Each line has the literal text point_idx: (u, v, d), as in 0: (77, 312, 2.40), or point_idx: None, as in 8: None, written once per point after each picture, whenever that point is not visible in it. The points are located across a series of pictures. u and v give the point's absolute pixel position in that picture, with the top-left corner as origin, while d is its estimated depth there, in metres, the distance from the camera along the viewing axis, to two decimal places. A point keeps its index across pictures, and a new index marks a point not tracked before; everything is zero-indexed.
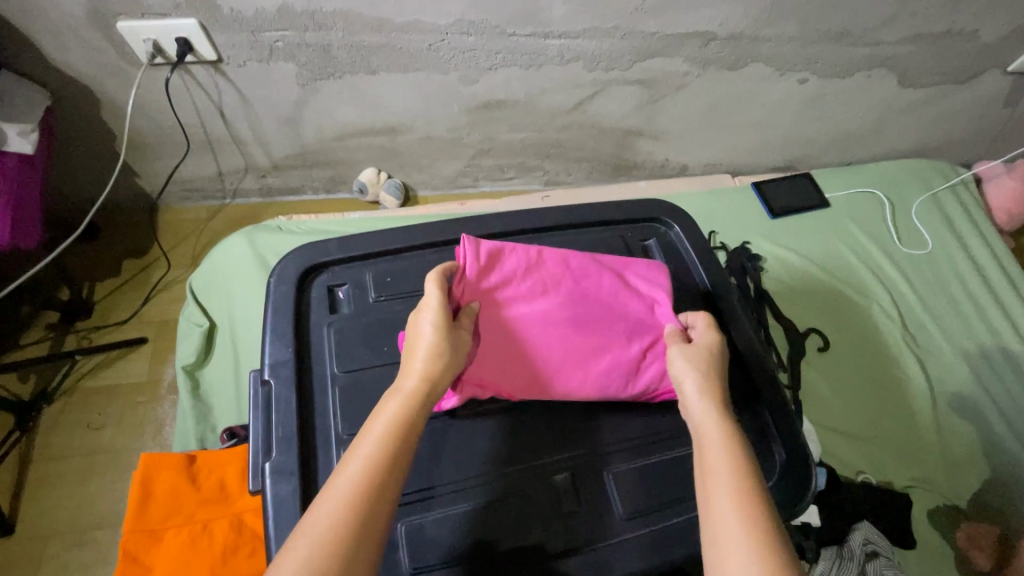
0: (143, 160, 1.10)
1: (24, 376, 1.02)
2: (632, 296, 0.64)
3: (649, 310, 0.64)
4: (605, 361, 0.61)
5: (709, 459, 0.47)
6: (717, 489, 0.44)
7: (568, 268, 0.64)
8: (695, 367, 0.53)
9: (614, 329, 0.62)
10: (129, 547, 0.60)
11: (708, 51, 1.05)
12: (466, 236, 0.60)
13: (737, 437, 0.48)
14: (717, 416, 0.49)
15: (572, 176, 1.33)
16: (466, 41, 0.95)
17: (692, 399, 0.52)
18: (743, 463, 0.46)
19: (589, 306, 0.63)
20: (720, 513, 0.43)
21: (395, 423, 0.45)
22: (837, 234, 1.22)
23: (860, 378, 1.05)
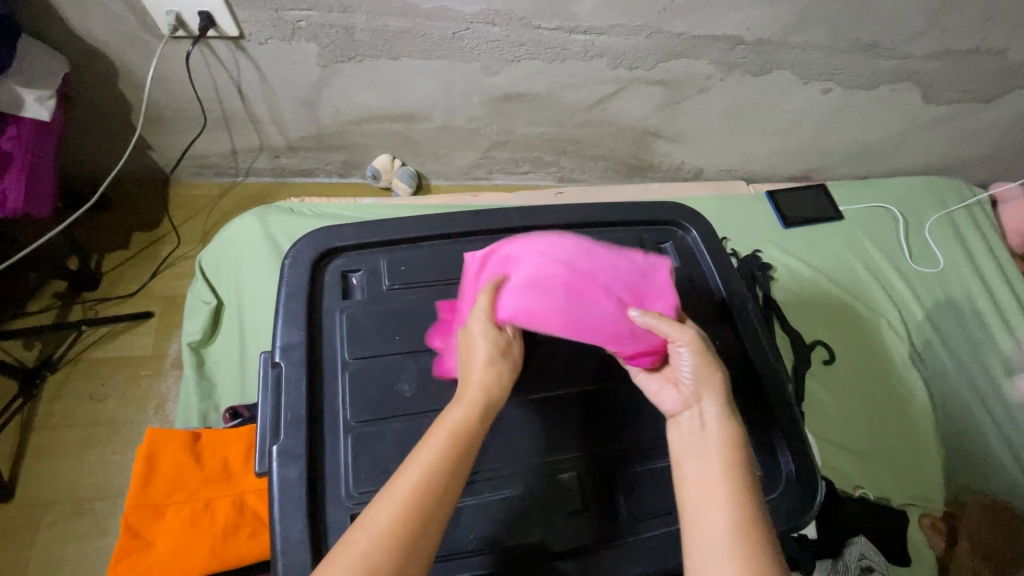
0: (158, 133, 1.09)
1: (29, 343, 1.02)
2: (626, 260, 0.59)
3: (642, 275, 0.58)
4: (587, 320, 0.56)
5: (712, 475, 0.45)
6: (719, 506, 0.44)
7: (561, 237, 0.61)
8: (707, 374, 0.51)
9: (598, 287, 0.57)
10: (132, 521, 0.60)
11: (734, 56, 1.04)
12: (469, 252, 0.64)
13: (741, 454, 0.47)
14: (728, 431, 0.48)
15: (586, 174, 1.32)
16: (491, 30, 0.94)
17: (705, 407, 0.50)
18: (748, 485, 0.45)
19: (579, 265, 0.59)
20: (718, 535, 0.42)
21: (457, 436, 0.45)
22: (850, 247, 1.21)
23: (865, 394, 1.04)
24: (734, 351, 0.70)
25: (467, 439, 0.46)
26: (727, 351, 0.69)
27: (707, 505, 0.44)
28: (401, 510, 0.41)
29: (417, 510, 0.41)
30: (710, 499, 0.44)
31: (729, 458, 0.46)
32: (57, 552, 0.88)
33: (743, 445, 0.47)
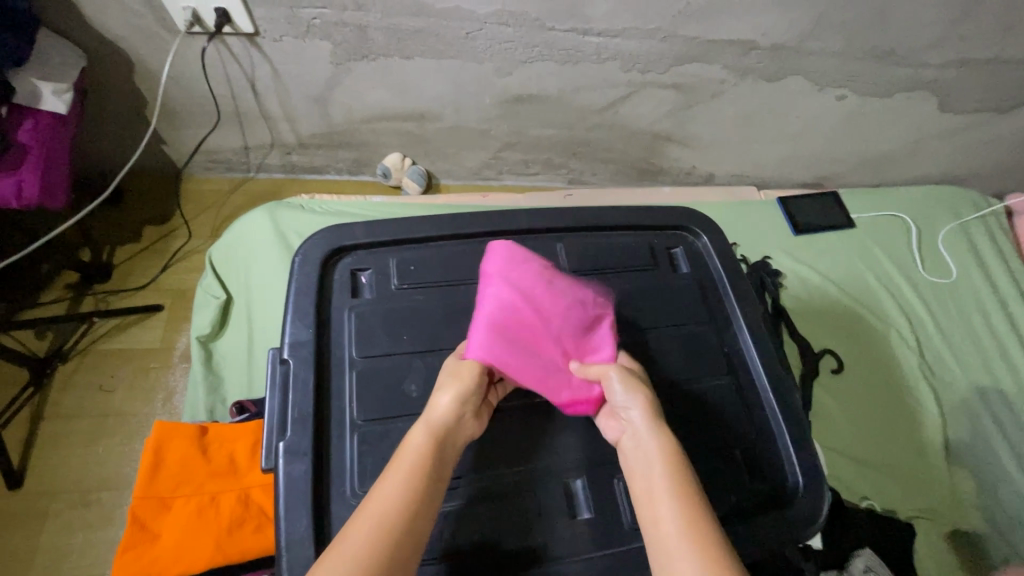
0: (172, 128, 1.10)
1: (41, 333, 1.03)
2: (580, 305, 0.60)
3: (592, 322, 0.60)
4: (533, 356, 0.56)
5: (656, 491, 0.46)
6: (667, 521, 0.44)
7: (525, 265, 0.60)
8: (636, 392, 0.52)
9: (549, 328, 0.58)
10: (138, 513, 0.60)
11: (748, 61, 1.04)
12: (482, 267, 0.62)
13: (675, 451, 0.48)
14: (662, 441, 0.48)
15: (596, 177, 1.31)
16: (504, 31, 0.94)
17: (635, 424, 0.51)
18: (689, 490, 0.45)
19: (535, 300, 0.59)
20: (672, 552, 0.42)
21: (418, 463, 0.46)
22: (861, 256, 1.20)
23: (873, 405, 1.03)
24: (741, 359, 0.69)
25: (431, 469, 0.46)
26: (734, 359, 0.69)
27: (655, 524, 0.44)
28: (377, 546, 0.41)
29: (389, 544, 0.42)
30: (658, 516, 0.44)
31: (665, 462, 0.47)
32: (63, 541, 0.88)
33: (677, 451, 0.48)
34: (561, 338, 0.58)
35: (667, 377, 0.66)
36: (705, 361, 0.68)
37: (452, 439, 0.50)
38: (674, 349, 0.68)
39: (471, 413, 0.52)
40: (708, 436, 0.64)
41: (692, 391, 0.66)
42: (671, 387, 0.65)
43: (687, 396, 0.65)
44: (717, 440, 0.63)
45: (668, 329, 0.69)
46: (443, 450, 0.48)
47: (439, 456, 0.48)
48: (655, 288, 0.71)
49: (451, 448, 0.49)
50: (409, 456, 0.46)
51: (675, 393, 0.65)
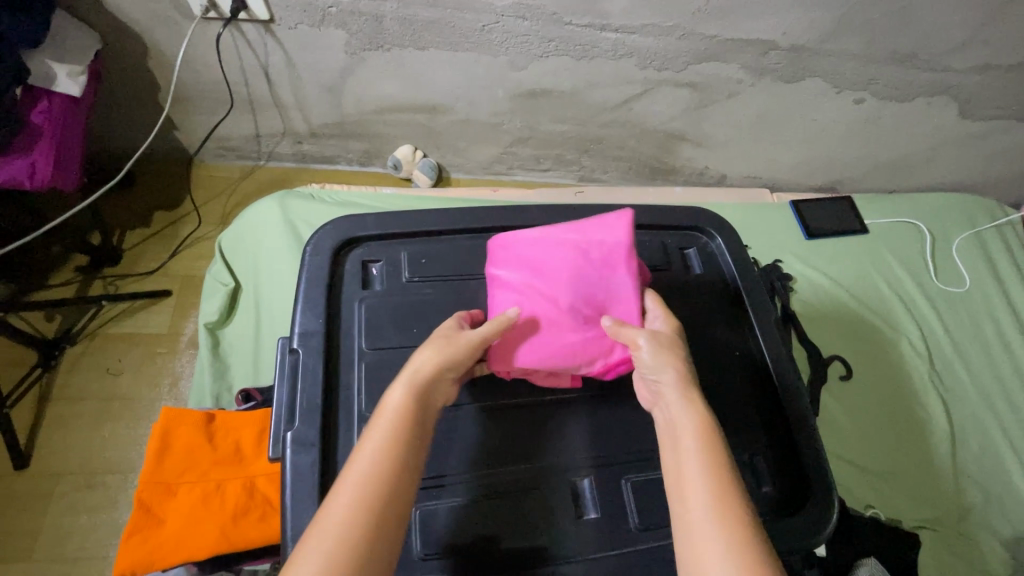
0: (184, 114, 1.10)
1: (49, 315, 1.04)
2: (585, 261, 0.59)
3: (603, 274, 0.59)
4: (559, 336, 0.57)
5: (686, 461, 0.47)
6: (695, 490, 0.45)
7: (518, 247, 0.61)
8: (670, 363, 0.52)
9: (564, 300, 0.58)
10: (144, 497, 0.60)
11: (766, 61, 1.02)
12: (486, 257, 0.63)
13: (712, 434, 0.48)
14: (697, 414, 0.49)
15: (607, 174, 1.30)
16: (521, 25, 0.93)
17: (668, 396, 0.51)
18: (722, 470, 0.46)
19: (541, 278, 0.59)
20: (699, 520, 0.43)
21: (400, 419, 0.47)
22: (873, 262, 1.19)
23: (881, 412, 1.02)
24: (753, 362, 0.68)
25: (410, 423, 0.47)
26: (745, 362, 0.68)
27: (684, 492, 0.46)
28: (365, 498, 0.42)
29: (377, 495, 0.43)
30: (686, 486, 0.46)
31: (700, 443, 0.48)
32: (67, 522, 0.89)
33: (711, 429, 0.49)
34: (579, 306, 0.58)
35: None
36: (716, 363, 0.67)
37: (430, 396, 0.50)
38: (684, 350, 0.67)
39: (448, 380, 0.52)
40: None
41: (702, 393, 0.65)
42: None
43: None
44: (726, 443, 0.63)
45: (679, 331, 0.68)
46: (421, 405, 0.49)
47: (418, 416, 0.48)
48: (667, 288, 0.70)
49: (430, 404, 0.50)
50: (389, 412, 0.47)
51: None
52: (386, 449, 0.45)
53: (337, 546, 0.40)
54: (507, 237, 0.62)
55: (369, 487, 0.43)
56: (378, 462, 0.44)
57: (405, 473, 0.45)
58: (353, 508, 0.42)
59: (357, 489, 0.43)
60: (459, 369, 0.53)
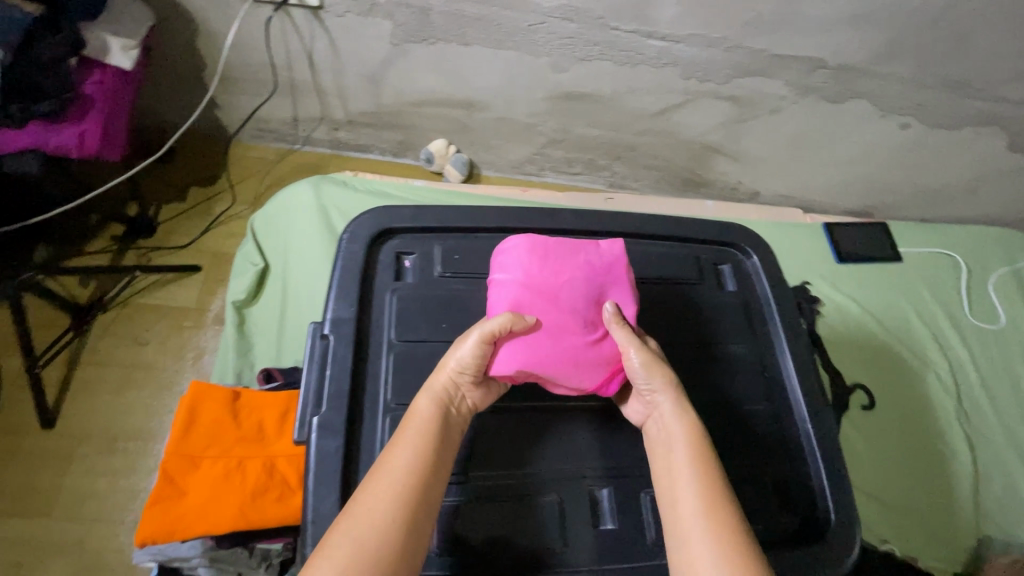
0: (227, 94, 1.11)
1: (84, 281, 1.06)
2: (590, 267, 0.58)
3: (603, 280, 0.58)
4: (558, 339, 0.55)
5: (676, 467, 0.50)
6: (686, 493, 0.48)
7: (526, 248, 0.59)
8: (660, 374, 0.54)
9: (562, 301, 0.56)
10: (169, 468, 0.61)
11: (813, 79, 1.00)
12: (494, 258, 0.61)
13: (701, 439, 0.51)
14: (687, 422, 0.52)
15: (638, 182, 1.29)
16: (567, 27, 0.93)
17: (661, 405, 0.54)
18: (711, 473, 0.49)
19: (548, 278, 0.57)
20: (688, 522, 0.46)
21: (432, 420, 0.50)
22: (904, 292, 1.16)
23: (903, 447, 1.00)
24: (781, 386, 0.67)
25: (438, 425, 0.50)
26: (773, 385, 0.67)
27: (675, 497, 0.48)
28: (397, 485, 0.45)
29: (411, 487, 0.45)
30: (677, 491, 0.48)
31: (692, 449, 0.50)
32: (87, 484, 0.91)
33: (701, 433, 0.52)
34: (579, 309, 0.56)
35: (702, 397, 0.64)
36: (742, 383, 0.66)
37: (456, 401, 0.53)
38: (710, 368, 0.66)
39: (470, 385, 0.54)
40: (738, 460, 0.62)
41: (726, 413, 0.64)
42: (705, 407, 0.64)
43: (721, 418, 0.64)
44: (748, 466, 0.62)
45: (708, 347, 0.67)
46: (449, 411, 0.52)
47: (445, 421, 0.51)
48: (697, 303, 0.69)
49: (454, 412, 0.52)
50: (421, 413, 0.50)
51: (708, 413, 0.64)
52: (421, 446, 0.48)
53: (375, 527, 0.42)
54: (508, 242, 0.60)
55: (395, 479, 0.45)
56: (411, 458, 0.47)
57: (435, 471, 0.47)
58: (384, 499, 0.44)
59: (390, 479, 0.45)
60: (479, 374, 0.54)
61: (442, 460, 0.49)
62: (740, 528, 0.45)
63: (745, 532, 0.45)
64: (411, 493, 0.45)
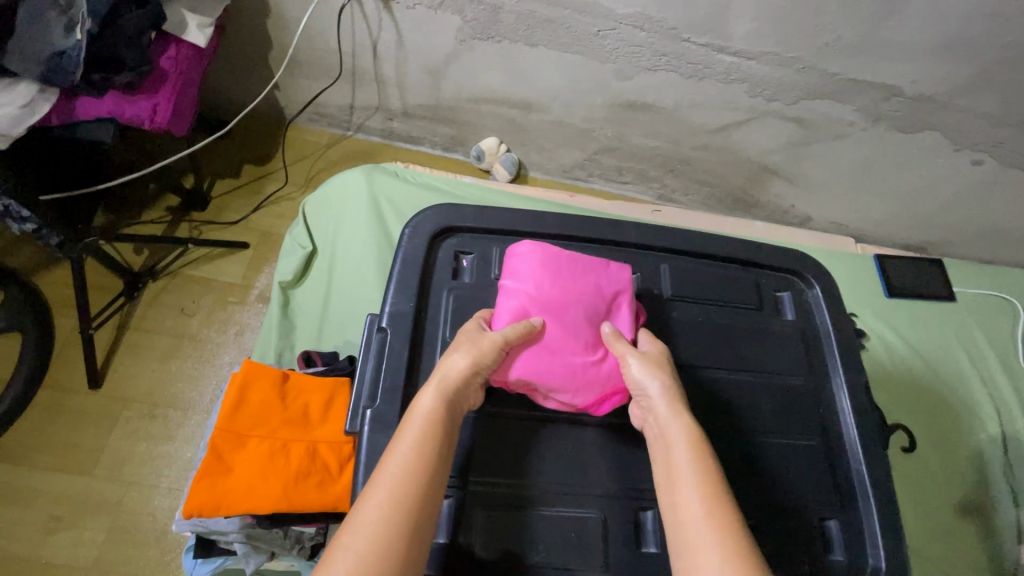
0: (289, 76, 1.13)
1: (138, 248, 1.09)
2: (596, 288, 0.60)
3: (608, 303, 0.61)
4: (557, 355, 0.57)
5: (679, 477, 0.49)
6: (688, 498, 0.47)
7: (538, 260, 0.60)
8: (656, 374, 0.55)
9: (567, 319, 0.58)
10: (217, 444, 0.61)
11: (885, 107, 0.97)
12: (504, 263, 0.62)
13: (701, 445, 0.51)
14: (684, 422, 0.52)
15: (687, 197, 1.26)
16: (637, 35, 0.91)
17: (657, 408, 0.54)
18: (713, 481, 0.48)
19: (555, 294, 0.59)
20: (694, 533, 0.46)
21: (433, 416, 0.50)
22: (957, 334, 1.12)
23: (944, 496, 0.96)
24: (836, 424, 0.65)
25: (439, 422, 0.49)
26: (828, 423, 0.65)
27: (677, 502, 0.48)
28: (398, 488, 0.45)
29: (413, 486, 0.45)
30: (678, 498, 0.48)
31: (692, 457, 0.50)
32: (128, 446, 0.93)
33: (698, 436, 0.51)
34: (581, 329, 0.59)
35: (752, 426, 0.63)
36: (795, 416, 0.64)
37: (459, 396, 0.52)
38: (763, 398, 0.64)
39: (477, 383, 0.54)
40: (785, 497, 0.60)
41: (778, 447, 0.62)
42: (754, 436, 0.63)
43: (772, 451, 0.62)
44: (796, 502, 0.61)
45: (763, 376, 0.66)
46: (451, 407, 0.51)
47: (448, 417, 0.51)
48: (753, 330, 0.68)
49: (456, 408, 0.52)
50: (421, 410, 0.50)
51: (757, 444, 0.62)
52: (422, 445, 0.48)
53: (378, 531, 0.42)
54: (519, 247, 0.62)
55: (404, 482, 0.45)
56: (412, 457, 0.47)
57: (437, 470, 0.47)
58: (393, 501, 0.44)
59: (391, 480, 0.45)
60: (487, 373, 0.54)
61: (445, 453, 0.49)
62: (746, 541, 0.44)
63: (752, 545, 0.45)
64: (414, 492, 0.45)
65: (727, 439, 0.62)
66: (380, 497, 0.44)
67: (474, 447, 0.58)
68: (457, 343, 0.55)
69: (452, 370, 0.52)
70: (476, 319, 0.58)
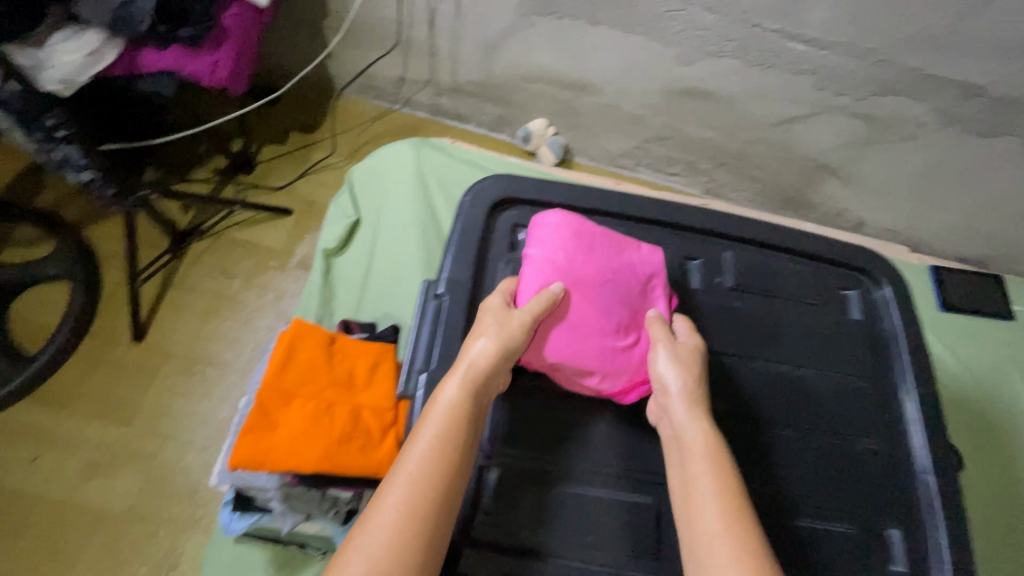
0: (342, 45, 1.12)
1: (184, 207, 1.10)
2: (630, 268, 0.58)
3: (643, 283, 0.58)
4: (588, 336, 0.55)
5: (695, 485, 0.48)
6: (705, 510, 0.46)
7: (569, 234, 0.57)
8: (680, 372, 0.53)
9: (598, 298, 0.56)
10: (265, 400, 0.61)
11: (964, 108, 0.92)
12: (530, 232, 0.59)
13: (719, 452, 0.49)
14: (703, 429, 0.50)
15: (736, 194, 1.22)
16: (706, 18, 0.88)
17: (674, 410, 0.52)
18: (732, 492, 0.47)
19: (587, 271, 0.57)
20: (710, 545, 0.45)
21: (456, 408, 0.49)
22: (1015, 356, 1.06)
23: (990, 523, 0.91)
24: (903, 431, 0.62)
25: (463, 414, 0.48)
26: (893, 430, 0.62)
27: (692, 513, 0.47)
28: (418, 482, 0.45)
29: (434, 480, 0.45)
30: (694, 507, 0.47)
31: (710, 466, 0.48)
32: (166, 400, 0.95)
33: (717, 442, 0.50)
34: (612, 309, 0.56)
35: (811, 425, 0.60)
36: (857, 418, 0.61)
37: (486, 385, 0.51)
38: (825, 397, 0.62)
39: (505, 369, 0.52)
40: (844, 501, 0.58)
41: (837, 448, 0.60)
42: (813, 436, 0.60)
43: (831, 452, 0.59)
44: (855, 507, 0.58)
45: (826, 375, 0.63)
46: (476, 397, 0.50)
47: (473, 408, 0.50)
48: (818, 327, 0.65)
49: (482, 396, 0.51)
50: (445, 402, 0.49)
51: (816, 443, 0.60)
52: (444, 437, 0.47)
53: (398, 526, 0.43)
54: (547, 217, 0.59)
55: (426, 477, 0.45)
56: (433, 450, 0.46)
57: (459, 463, 0.47)
58: (413, 496, 0.44)
59: (411, 474, 0.45)
60: (515, 355, 0.52)
61: (471, 443, 0.49)
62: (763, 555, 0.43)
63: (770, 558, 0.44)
64: (436, 487, 0.45)
65: (785, 436, 0.59)
66: (401, 490, 0.45)
67: (525, 423, 0.56)
68: (485, 323, 0.53)
69: (479, 359, 0.50)
70: (505, 295, 0.56)
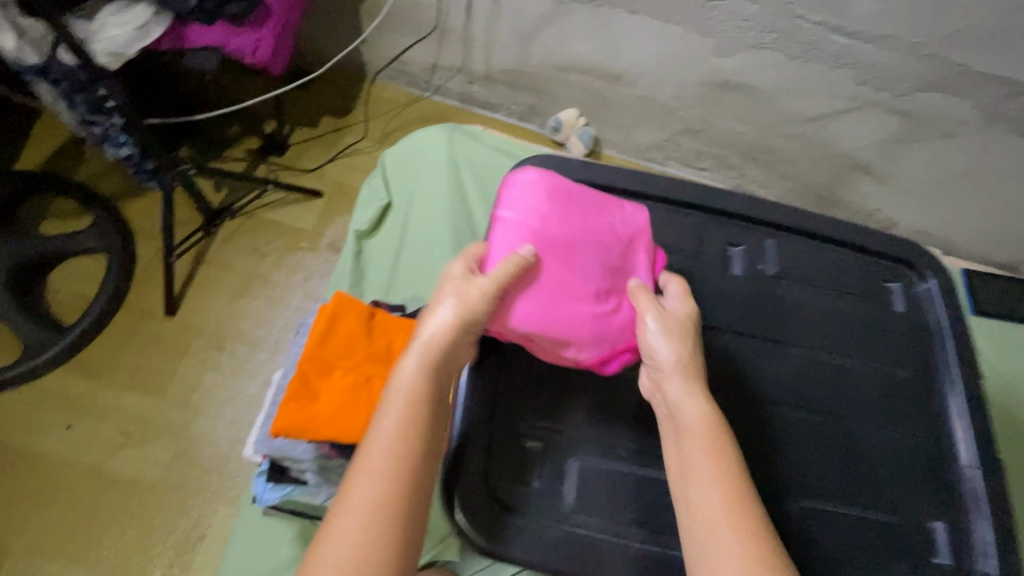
0: (377, 29, 1.12)
1: (218, 186, 1.11)
2: (611, 231, 0.55)
3: (623, 247, 0.55)
4: (569, 301, 0.52)
5: (692, 460, 0.46)
6: (704, 485, 0.44)
7: (544, 194, 0.54)
8: (674, 344, 0.50)
9: (579, 261, 0.53)
10: (305, 369, 0.62)
11: (1008, 106, 0.90)
12: (499, 194, 0.55)
13: (718, 427, 0.47)
14: (698, 403, 0.48)
15: (766, 190, 1.21)
16: (748, 9, 0.87)
17: (668, 382, 0.50)
18: (731, 468, 0.45)
19: (567, 233, 0.53)
20: (709, 521, 0.43)
21: (416, 389, 0.45)
22: None
23: None
24: (944, 424, 0.61)
25: (424, 395, 0.45)
26: (936, 423, 0.61)
27: (690, 488, 0.45)
28: (383, 473, 0.41)
29: (401, 468, 0.42)
30: (692, 482, 0.45)
31: (707, 441, 0.46)
32: (196, 375, 0.96)
33: (715, 416, 0.48)
34: (594, 273, 0.53)
35: (853, 414, 0.60)
36: (900, 410, 0.61)
37: (447, 360, 0.47)
38: (867, 387, 0.61)
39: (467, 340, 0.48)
40: (885, 491, 0.58)
41: (879, 438, 0.59)
42: (855, 425, 0.59)
43: (872, 441, 0.59)
44: (897, 497, 0.58)
45: (868, 365, 0.62)
46: (437, 375, 0.46)
47: (435, 386, 0.46)
48: (862, 317, 0.64)
49: (444, 371, 0.47)
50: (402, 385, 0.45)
51: (857, 433, 0.59)
52: (407, 422, 0.44)
53: (369, 520, 0.40)
54: (519, 177, 0.55)
55: (393, 466, 0.42)
56: (395, 438, 0.43)
57: (426, 446, 0.44)
58: (381, 487, 0.41)
59: (375, 466, 0.42)
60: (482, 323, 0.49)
61: (437, 424, 0.45)
62: (764, 532, 0.42)
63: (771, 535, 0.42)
64: (404, 474, 0.42)
65: (826, 423, 0.59)
66: (367, 484, 0.41)
67: (569, 398, 0.57)
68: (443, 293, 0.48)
69: (437, 336, 0.47)
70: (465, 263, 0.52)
